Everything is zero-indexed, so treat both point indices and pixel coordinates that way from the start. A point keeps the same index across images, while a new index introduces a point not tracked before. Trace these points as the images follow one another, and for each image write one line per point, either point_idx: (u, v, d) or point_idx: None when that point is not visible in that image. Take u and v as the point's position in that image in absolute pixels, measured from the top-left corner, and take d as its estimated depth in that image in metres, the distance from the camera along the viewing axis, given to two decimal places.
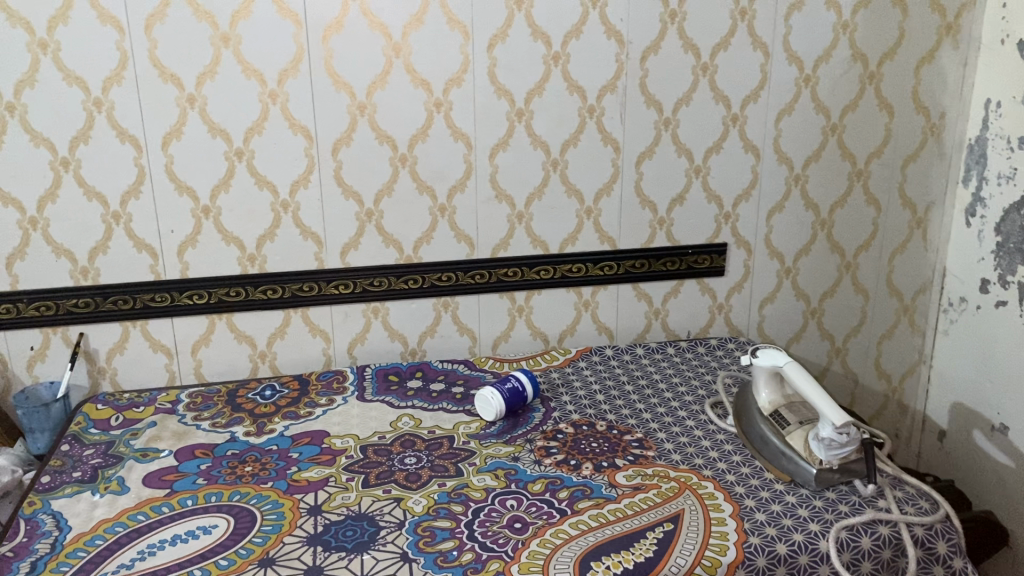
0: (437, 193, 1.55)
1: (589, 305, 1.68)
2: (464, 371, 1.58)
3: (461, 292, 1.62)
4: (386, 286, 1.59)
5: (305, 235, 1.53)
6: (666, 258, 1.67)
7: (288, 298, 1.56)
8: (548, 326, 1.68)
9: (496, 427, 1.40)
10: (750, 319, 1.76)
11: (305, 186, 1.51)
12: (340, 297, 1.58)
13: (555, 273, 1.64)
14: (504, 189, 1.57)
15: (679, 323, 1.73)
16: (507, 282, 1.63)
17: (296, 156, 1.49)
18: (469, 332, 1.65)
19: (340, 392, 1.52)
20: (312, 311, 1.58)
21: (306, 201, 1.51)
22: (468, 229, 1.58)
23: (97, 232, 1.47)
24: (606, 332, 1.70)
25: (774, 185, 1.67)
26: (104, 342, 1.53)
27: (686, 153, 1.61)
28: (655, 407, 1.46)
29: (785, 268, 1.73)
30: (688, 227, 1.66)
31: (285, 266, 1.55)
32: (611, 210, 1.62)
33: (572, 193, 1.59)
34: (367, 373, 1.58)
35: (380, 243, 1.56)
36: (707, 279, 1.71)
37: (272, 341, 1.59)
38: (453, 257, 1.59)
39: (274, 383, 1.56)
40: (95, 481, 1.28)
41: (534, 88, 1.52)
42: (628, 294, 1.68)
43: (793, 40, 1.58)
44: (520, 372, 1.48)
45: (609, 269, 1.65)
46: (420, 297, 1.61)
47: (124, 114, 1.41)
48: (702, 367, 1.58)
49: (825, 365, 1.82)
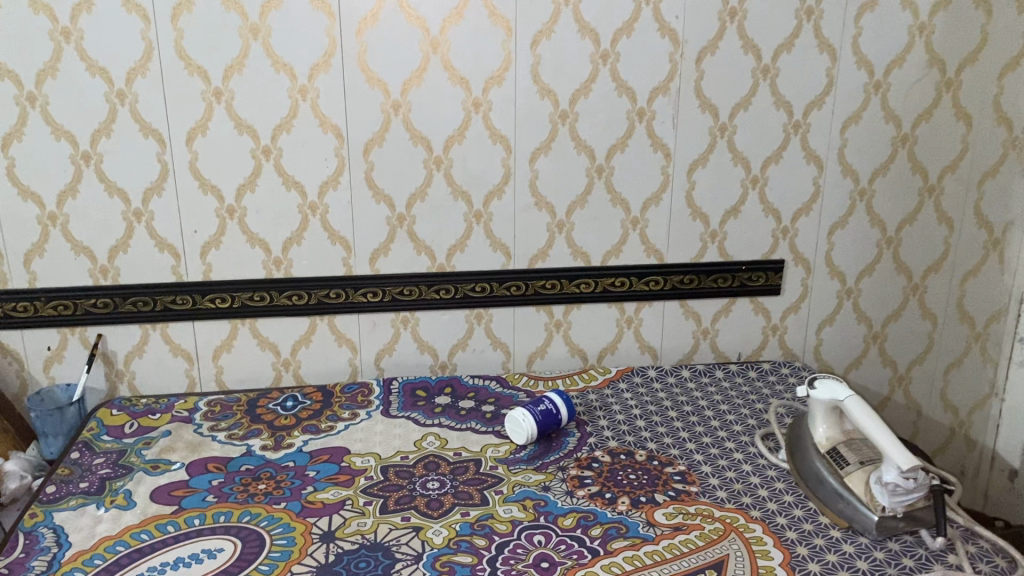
0: (472, 199, 1.46)
1: (633, 321, 1.57)
2: (495, 389, 1.49)
3: (496, 304, 1.53)
4: (417, 295, 1.50)
5: (333, 239, 1.46)
6: (717, 275, 1.55)
7: (314, 304, 1.48)
8: (588, 343, 1.58)
9: (526, 451, 1.30)
10: (807, 342, 1.63)
11: (334, 188, 1.43)
12: (368, 305, 1.50)
13: (596, 287, 1.54)
14: (545, 196, 1.47)
15: (728, 344, 1.61)
16: (546, 295, 1.53)
17: (326, 156, 1.41)
18: (503, 346, 1.56)
19: (364, 407, 1.44)
20: (339, 319, 1.50)
21: (335, 203, 1.44)
22: (505, 237, 1.49)
23: (118, 231, 1.41)
24: (650, 351, 1.60)
25: (837, 199, 1.54)
26: (122, 345, 1.47)
27: (743, 161, 1.49)
28: (700, 436, 1.35)
29: (846, 289, 1.61)
30: (741, 241, 1.54)
31: (311, 272, 1.47)
32: (659, 221, 1.51)
33: (618, 202, 1.49)
34: (394, 386, 1.50)
35: (412, 250, 1.48)
36: (761, 298, 1.59)
37: (296, 348, 1.51)
38: (488, 267, 1.50)
39: (296, 393, 1.48)
40: (101, 493, 1.22)
41: (580, 89, 1.42)
42: (675, 311, 1.57)
43: (863, 42, 1.45)
44: (554, 394, 1.38)
45: (655, 284, 1.55)
46: (453, 308, 1.52)
47: (148, 108, 1.35)
48: (752, 394, 1.47)
49: (886, 395, 1.69)
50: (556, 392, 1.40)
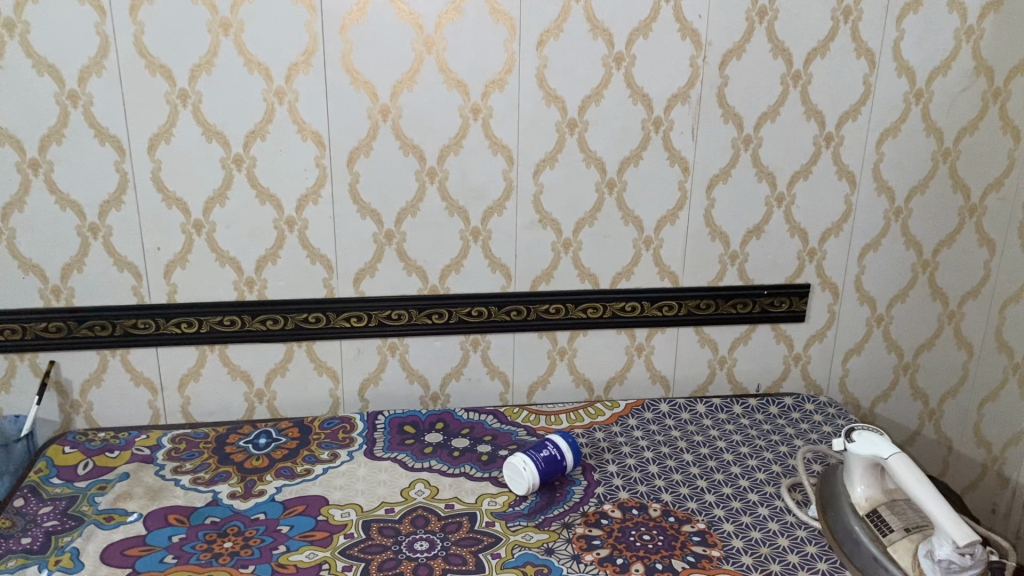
0: (469, 215, 1.31)
1: (643, 350, 1.43)
2: (491, 426, 1.35)
3: (493, 330, 1.38)
4: (406, 320, 1.36)
5: (313, 258, 1.31)
6: (736, 300, 1.41)
7: (291, 329, 1.34)
8: (593, 374, 1.44)
9: (527, 503, 1.17)
10: (832, 373, 1.50)
11: (315, 202, 1.28)
12: (352, 331, 1.35)
13: (604, 312, 1.39)
14: (550, 213, 1.33)
15: (747, 374, 1.48)
16: (548, 320, 1.39)
17: (306, 167, 1.26)
18: (500, 375, 1.42)
19: (346, 446, 1.30)
20: (319, 346, 1.36)
21: (315, 218, 1.29)
22: (505, 257, 1.34)
23: (71, 247, 1.25)
24: (661, 382, 1.46)
25: (870, 219, 1.40)
26: (77, 373, 1.32)
27: (768, 177, 1.35)
28: (719, 486, 1.21)
29: (877, 316, 1.47)
30: (765, 263, 1.40)
31: (289, 294, 1.32)
32: (674, 241, 1.37)
33: (630, 220, 1.35)
34: (379, 422, 1.36)
35: (402, 270, 1.33)
36: (784, 325, 1.45)
37: (271, 378, 1.37)
38: (486, 289, 1.36)
39: (270, 429, 1.34)
40: (45, 552, 1.06)
41: (591, 95, 1.27)
42: (689, 339, 1.43)
43: (905, 47, 1.31)
44: (558, 436, 1.24)
45: (669, 310, 1.41)
46: (446, 334, 1.38)
47: (104, 110, 1.19)
48: (775, 435, 1.33)
49: (916, 430, 1.55)
50: (560, 433, 1.26)
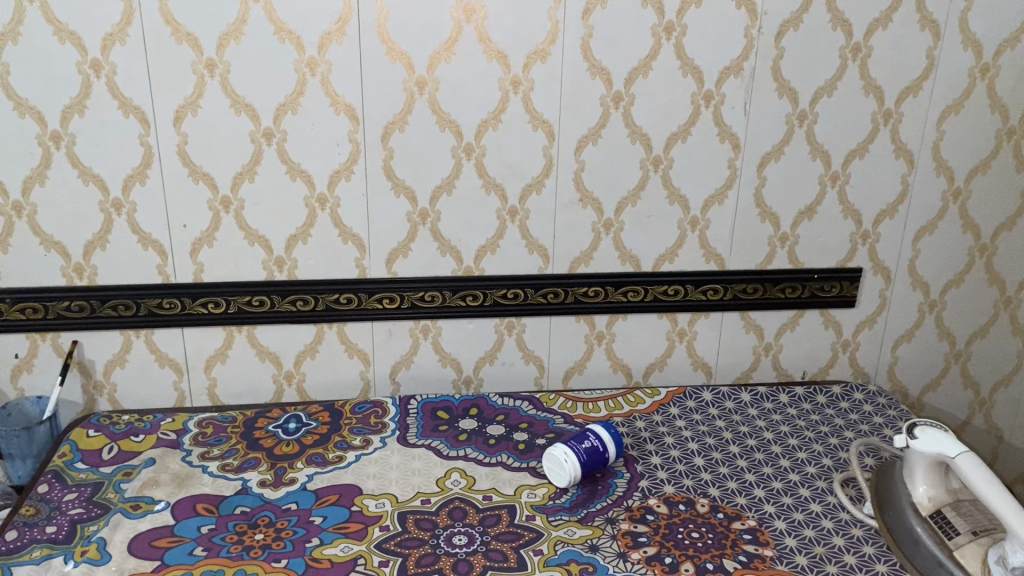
0: (507, 193, 1.25)
1: (685, 335, 1.37)
2: (528, 413, 1.30)
3: (530, 313, 1.33)
4: (440, 302, 1.30)
5: (345, 238, 1.25)
6: (785, 284, 1.35)
7: (321, 310, 1.29)
8: (633, 359, 1.38)
9: (568, 496, 1.12)
10: (881, 360, 1.44)
11: (347, 178, 1.22)
12: (384, 313, 1.30)
13: (646, 297, 1.33)
14: (591, 191, 1.27)
15: (792, 361, 1.42)
16: (587, 303, 1.33)
17: (337, 141, 1.20)
18: (536, 360, 1.36)
19: (378, 432, 1.25)
20: (350, 328, 1.30)
21: (347, 196, 1.23)
22: (543, 237, 1.28)
23: (94, 223, 1.20)
24: (703, 369, 1.40)
25: (926, 200, 1.34)
26: (101, 354, 1.28)
27: (823, 155, 1.29)
28: (768, 480, 1.16)
29: (929, 302, 1.40)
30: (815, 246, 1.34)
31: (319, 273, 1.27)
32: (721, 221, 1.31)
33: (676, 199, 1.28)
34: (412, 407, 1.31)
35: (436, 250, 1.28)
36: (833, 310, 1.39)
37: (300, 360, 1.32)
38: (524, 270, 1.30)
39: (300, 413, 1.29)
40: (71, 542, 1.02)
41: (639, 67, 1.20)
42: (734, 324, 1.37)
43: (972, 18, 1.23)
44: (598, 426, 1.19)
45: (713, 294, 1.35)
46: (481, 317, 1.32)
47: (128, 80, 1.14)
48: (823, 426, 1.28)
49: (965, 419, 1.49)
50: (600, 422, 1.21)
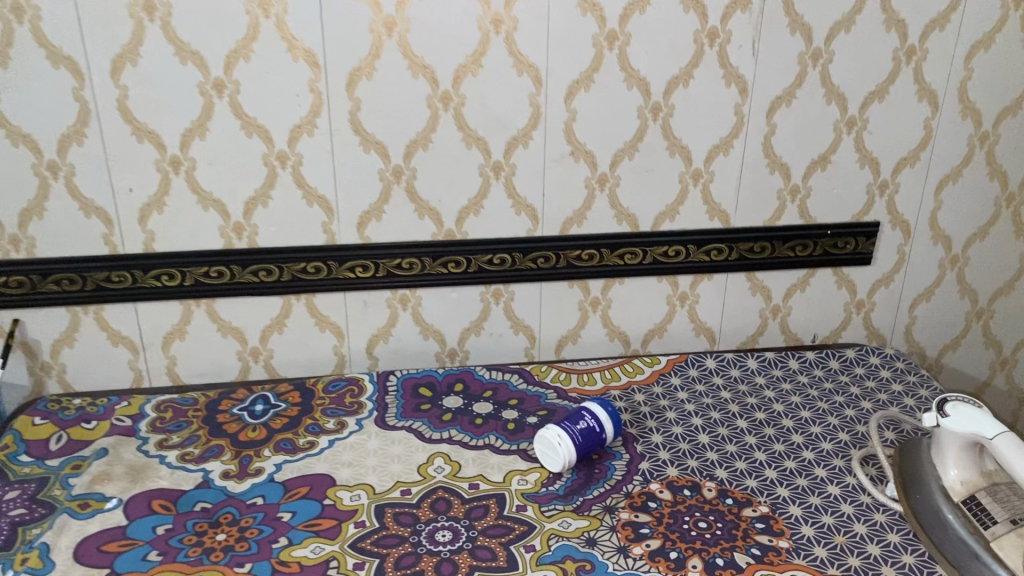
0: (490, 147, 1.13)
1: (687, 298, 1.26)
2: (517, 388, 1.19)
3: (518, 279, 1.21)
4: (418, 269, 1.18)
5: (310, 200, 1.13)
6: (795, 242, 1.24)
7: (288, 281, 1.17)
8: (631, 326, 1.27)
9: (562, 482, 1.02)
10: (897, 321, 1.33)
11: (310, 134, 1.09)
12: (357, 282, 1.18)
13: (645, 259, 1.22)
14: (583, 143, 1.14)
15: (802, 324, 1.31)
16: (580, 267, 1.21)
17: (297, 92, 1.07)
18: (526, 329, 1.25)
19: (353, 413, 1.14)
20: (320, 299, 1.19)
21: (311, 152, 1.10)
22: (531, 196, 1.16)
23: (29, 189, 1.08)
24: (706, 334, 1.29)
25: (951, 146, 1.22)
26: (46, 333, 1.16)
27: (838, 99, 1.16)
28: (779, 459, 1.06)
29: (951, 257, 1.29)
30: (829, 199, 1.23)
31: (284, 240, 1.15)
32: (726, 174, 1.19)
33: (677, 150, 1.16)
34: (391, 384, 1.20)
35: (413, 212, 1.15)
36: (847, 268, 1.28)
37: (267, 335, 1.20)
38: (510, 232, 1.18)
39: (268, 393, 1.18)
40: (10, 549, 0.91)
41: (635, 1, 1.07)
42: (739, 285, 1.26)
43: None
44: (592, 403, 1.08)
45: (718, 254, 1.23)
46: (464, 284, 1.20)
47: (55, 26, 1.00)
48: (838, 396, 1.18)
49: (985, 380, 1.39)
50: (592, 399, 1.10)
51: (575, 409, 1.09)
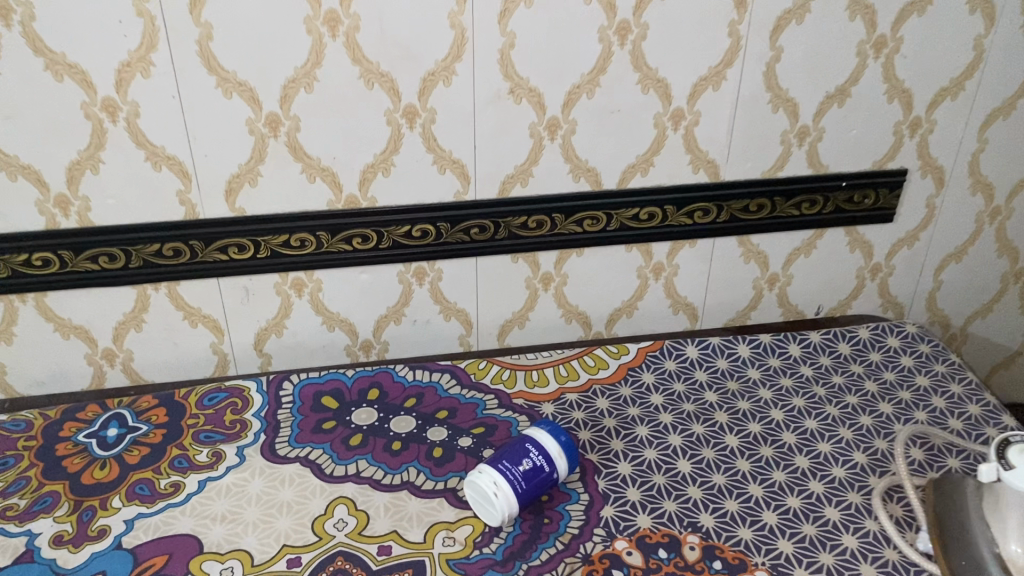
0: (399, 87, 0.83)
1: (662, 270, 1.00)
2: (447, 394, 0.94)
3: (446, 254, 0.93)
4: (314, 248, 0.90)
5: (156, 162, 0.83)
6: (800, 197, 0.97)
7: (140, 268, 0.88)
8: (592, 306, 1.01)
9: (501, 542, 0.77)
10: (920, 286, 1.08)
11: (145, 74, 0.78)
12: (234, 267, 0.90)
13: (610, 225, 0.95)
14: (526, 79, 0.85)
15: (804, 295, 1.06)
16: (526, 237, 0.94)
17: (119, 17, 0.75)
18: (459, 314, 0.98)
19: (234, 439, 0.89)
20: (187, 288, 0.91)
21: (150, 100, 0.80)
22: (458, 149, 0.88)
23: None
24: (686, 311, 1.04)
25: (1006, 71, 0.94)
26: None
27: (866, 12, 0.87)
28: (779, 496, 0.82)
29: (991, 210, 1.03)
30: (846, 143, 0.95)
31: (128, 216, 0.85)
32: (716, 114, 0.90)
33: (651, 84, 0.87)
34: (285, 394, 0.94)
35: (300, 174, 0.86)
36: (862, 227, 1.01)
37: (121, 334, 0.93)
38: (434, 197, 0.90)
39: (125, 411, 0.91)
40: None
41: None
42: (729, 252, 1.00)
43: None
44: (538, 430, 0.83)
45: (702, 216, 0.96)
46: (376, 264, 0.93)
47: None
48: (849, 397, 0.94)
49: (1017, 350, 1.16)
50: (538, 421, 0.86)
51: (518, 438, 0.84)
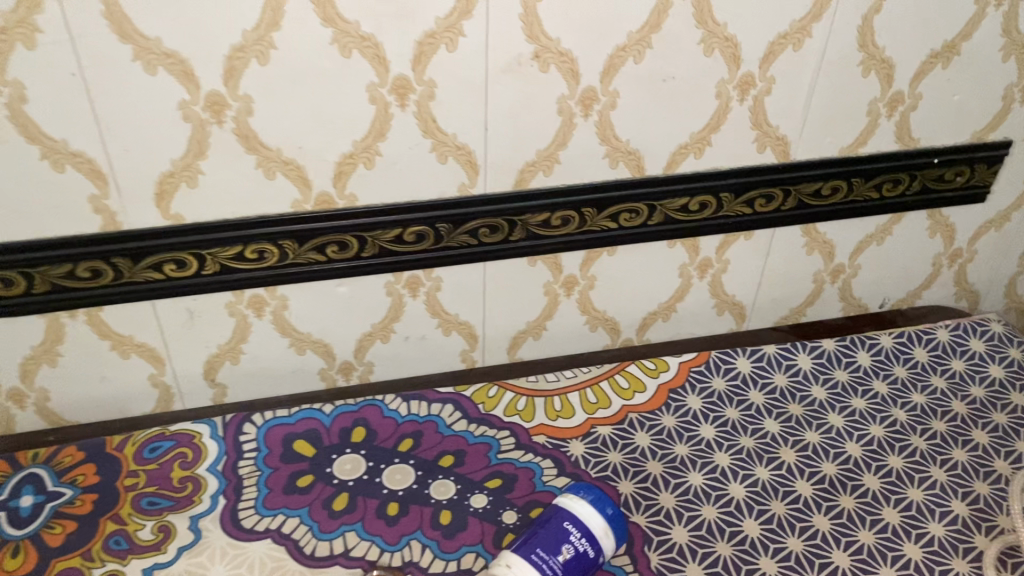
0: (388, 55, 0.61)
1: (710, 267, 0.81)
2: (451, 432, 0.76)
3: (447, 261, 0.73)
4: (278, 260, 0.70)
5: (57, 162, 0.61)
6: (883, 177, 0.78)
7: (47, 294, 0.67)
8: (622, 310, 0.83)
9: None
10: (1001, 272, 0.91)
11: (28, 43, 0.55)
12: (172, 287, 0.69)
13: (651, 219, 0.75)
14: (556, 40, 0.63)
15: (869, 287, 0.88)
16: (548, 238, 0.74)
17: None
18: (461, 328, 0.79)
19: (185, 505, 0.70)
20: (113, 314, 0.70)
21: (39, 79, 0.57)
22: (465, 132, 0.67)
23: None
24: (732, 312, 0.86)
25: None
26: None
27: None
28: (870, 565, 0.67)
29: None
30: (945, 110, 0.76)
31: (23, 230, 0.63)
32: (795, 79, 0.70)
33: (717, 44, 0.66)
34: (248, 439, 0.75)
35: (255, 170, 0.65)
36: (948, 209, 0.83)
37: (30, 371, 0.72)
38: (432, 192, 0.69)
39: (41, 470, 0.71)
40: None
41: None
42: (790, 243, 0.82)
43: None
44: (577, 500, 0.65)
45: (764, 204, 0.77)
46: (358, 276, 0.73)
47: None
48: (935, 423, 0.78)
49: None
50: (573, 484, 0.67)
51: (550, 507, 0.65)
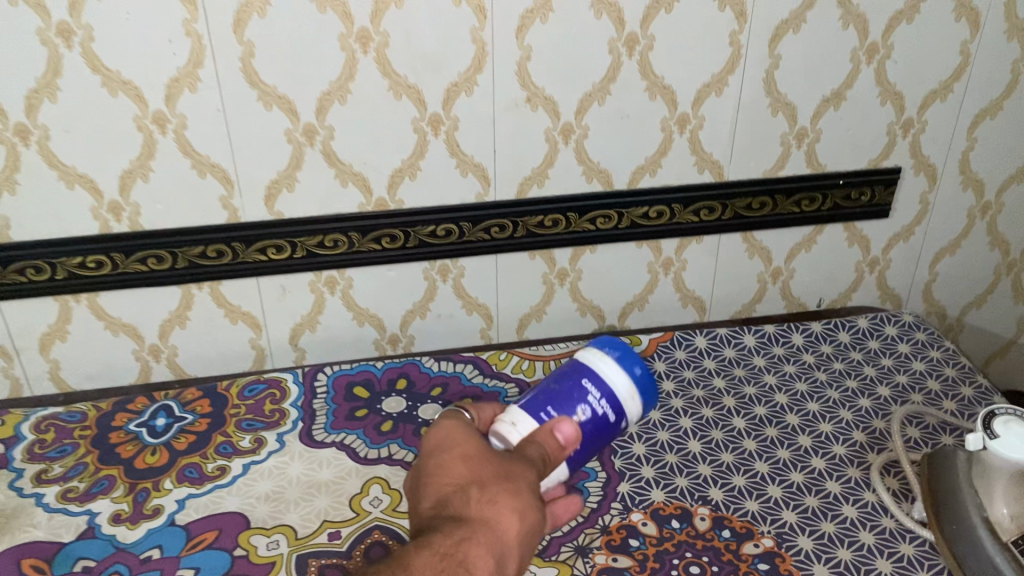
0: (426, 98, 0.90)
1: (672, 265, 1.07)
2: (471, 382, 1.00)
3: (468, 253, 1.00)
4: (345, 248, 0.97)
5: (202, 170, 0.90)
6: (800, 195, 1.03)
7: (184, 268, 0.95)
8: (605, 299, 1.08)
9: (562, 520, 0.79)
10: (916, 279, 1.15)
11: (191, 88, 0.85)
12: (271, 266, 0.97)
13: (621, 223, 1.01)
14: (542, 88, 0.91)
15: (805, 287, 1.12)
16: (543, 236, 1.00)
17: (170, 36, 0.82)
18: (481, 309, 1.06)
19: (273, 426, 0.95)
20: (228, 287, 0.98)
21: (196, 112, 0.86)
22: (480, 154, 0.94)
23: None
24: (694, 304, 1.11)
25: (992, 74, 1.00)
26: None
27: (858, 21, 0.93)
28: (784, 471, 0.86)
29: (982, 205, 1.10)
30: (842, 142, 1.01)
31: (174, 220, 0.92)
32: (720, 117, 0.97)
33: (658, 91, 0.93)
34: (320, 385, 1.01)
35: (333, 180, 0.93)
36: (860, 223, 1.08)
37: (167, 331, 1.00)
38: (457, 198, 0.96)
39: (170, 403, 0.98)
40: None
41: None
42: (734, 248, 1.06)
43: None
44: (599, 362, 0.71)
45: (708, 214, 1.02)
46: (403, 262, 0.99)
47: None
48: (849, 382, 1.00)
49: (1011, 338, 1.23)
50: (602, 343, 0.73)
51: (570, 367, 0.72)
